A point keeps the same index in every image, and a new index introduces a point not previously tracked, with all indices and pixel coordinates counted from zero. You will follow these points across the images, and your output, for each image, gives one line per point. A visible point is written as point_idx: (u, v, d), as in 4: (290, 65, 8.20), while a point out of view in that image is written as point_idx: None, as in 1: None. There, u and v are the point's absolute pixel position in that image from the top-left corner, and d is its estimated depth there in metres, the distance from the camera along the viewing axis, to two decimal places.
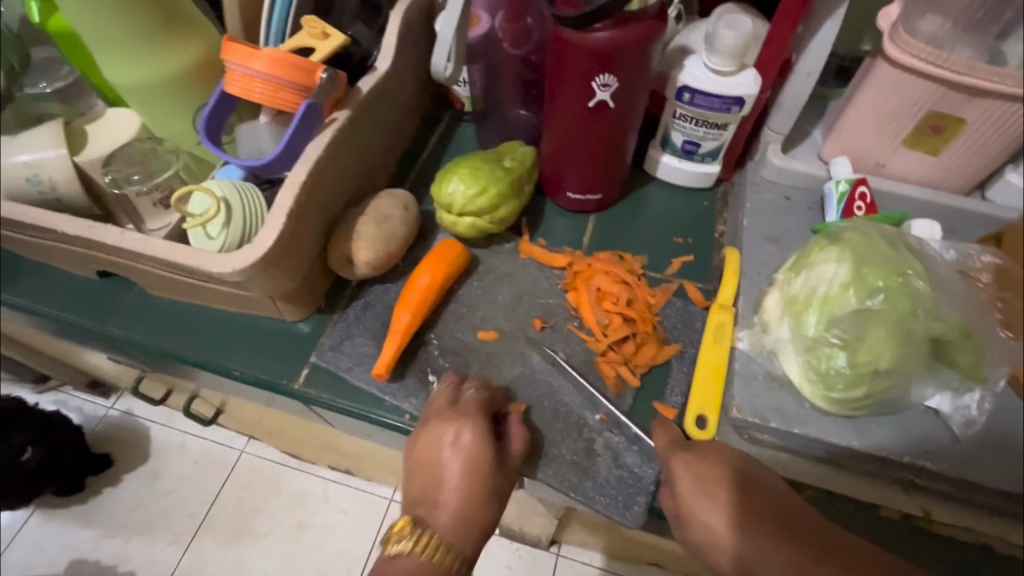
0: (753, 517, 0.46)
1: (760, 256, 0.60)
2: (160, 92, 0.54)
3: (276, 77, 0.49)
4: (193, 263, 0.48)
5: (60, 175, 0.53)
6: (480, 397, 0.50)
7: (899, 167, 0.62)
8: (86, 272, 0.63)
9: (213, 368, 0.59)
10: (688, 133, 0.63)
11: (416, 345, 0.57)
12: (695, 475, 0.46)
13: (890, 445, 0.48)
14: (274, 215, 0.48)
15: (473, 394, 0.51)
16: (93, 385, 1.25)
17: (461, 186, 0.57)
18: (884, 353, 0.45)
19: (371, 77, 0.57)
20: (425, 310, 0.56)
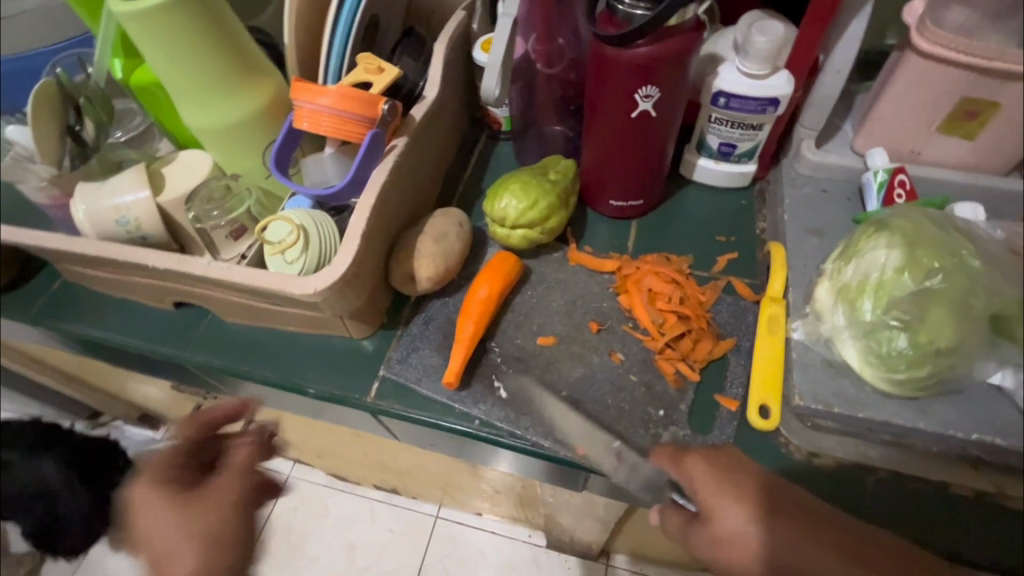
0: (769, 506, 0.49)
1: (804, 248, 0.62)
2: (234, 133, 0.58)
3: (342, 111, 0.52)
4: (275, 287, 0.52)
5: (145, 216, 0.57)
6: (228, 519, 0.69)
7: (935, 153, 0.64)
8: (164, 304, 0.68)
9: (288, 387, 0.62)
10: (725, 135, 0.65)
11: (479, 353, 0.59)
12: (709, 466, 0.51)
13: (956, 424, 0.48)
14: (348, 238, 0.52)
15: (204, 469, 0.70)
16: (143, 418, 1.28)
17: (513, 201, 0.60)
18: (945, 332, 0.46)
19: (422, 105, 0.61)
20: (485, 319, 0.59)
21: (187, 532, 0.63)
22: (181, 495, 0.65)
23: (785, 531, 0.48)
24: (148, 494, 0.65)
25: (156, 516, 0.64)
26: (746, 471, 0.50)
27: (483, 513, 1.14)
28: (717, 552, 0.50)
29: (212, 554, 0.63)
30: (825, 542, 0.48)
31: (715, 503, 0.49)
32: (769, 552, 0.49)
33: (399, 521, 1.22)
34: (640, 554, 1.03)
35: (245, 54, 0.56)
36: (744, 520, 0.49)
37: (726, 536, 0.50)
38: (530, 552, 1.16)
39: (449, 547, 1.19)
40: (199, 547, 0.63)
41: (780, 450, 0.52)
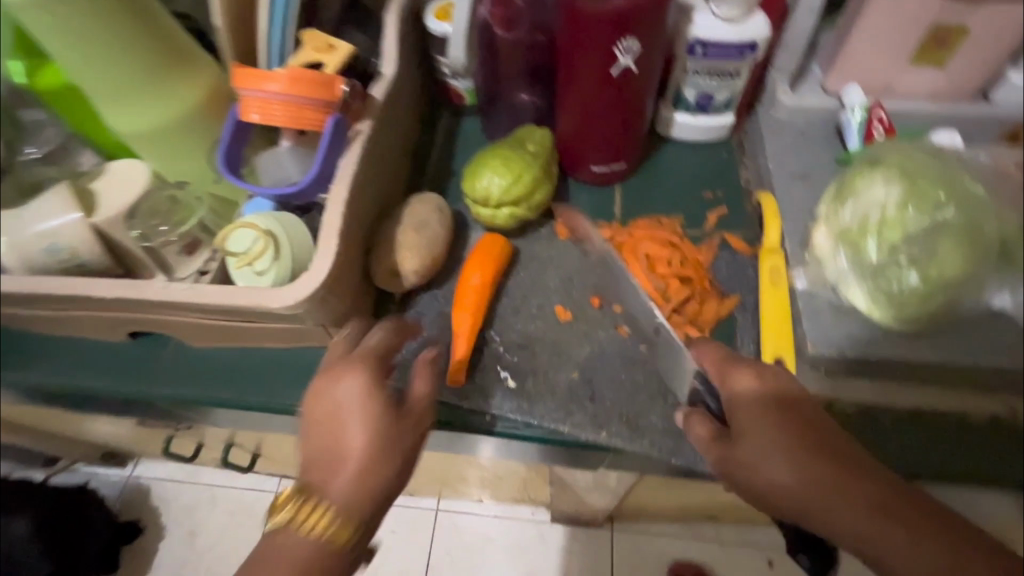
0: (799, 428, 0.42)
1: (794, 195, 0.61)
2: (174, 134, 0.52)
3: (295, 96, 0.47)
4: (248, 303, 0.46)
5: (80, 242, 0.49)
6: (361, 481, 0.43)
7: (907, 86, 0.63)
8: (117, 336, 0.60)
9: (277, 408, 0.58)
10: (702, 87, 0.63)
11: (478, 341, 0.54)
12: (754, 377, 0.45)
13: (964, 352, 0.49)
14: (325, 239, 0.47)
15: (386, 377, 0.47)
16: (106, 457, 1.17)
17: (495, 178, 0.56)
18: (954, 262, 0.45)
19: (381, 84, 0.55)
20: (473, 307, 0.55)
21: (357, 458, 0.43)
22: (381, 400, 0.44)
23: (806, 455, 0.41)
24: (349, 392, 0.44)
25: (329, 415, 0.44)
26: (793, 397, 0.44)
27: (484, 500, 1.12)
28: (732, 470, 0.43)
29: (392, 453, 0.44)
30: (860, 499, 0.39)
31: (750, 423, 0.43)
32: (799, 491, 0.40)
33: (399, 521, 1.18)
34: (648, 515, 1.03)
35: (173, 43, 0.49)
36: (770, 447, 0.41)
37: (757, 454, 0.42)
38: (536, 529, 1.15)
39: (454, 537, 1.16)
40: (369, 461, 0.43)
41: None
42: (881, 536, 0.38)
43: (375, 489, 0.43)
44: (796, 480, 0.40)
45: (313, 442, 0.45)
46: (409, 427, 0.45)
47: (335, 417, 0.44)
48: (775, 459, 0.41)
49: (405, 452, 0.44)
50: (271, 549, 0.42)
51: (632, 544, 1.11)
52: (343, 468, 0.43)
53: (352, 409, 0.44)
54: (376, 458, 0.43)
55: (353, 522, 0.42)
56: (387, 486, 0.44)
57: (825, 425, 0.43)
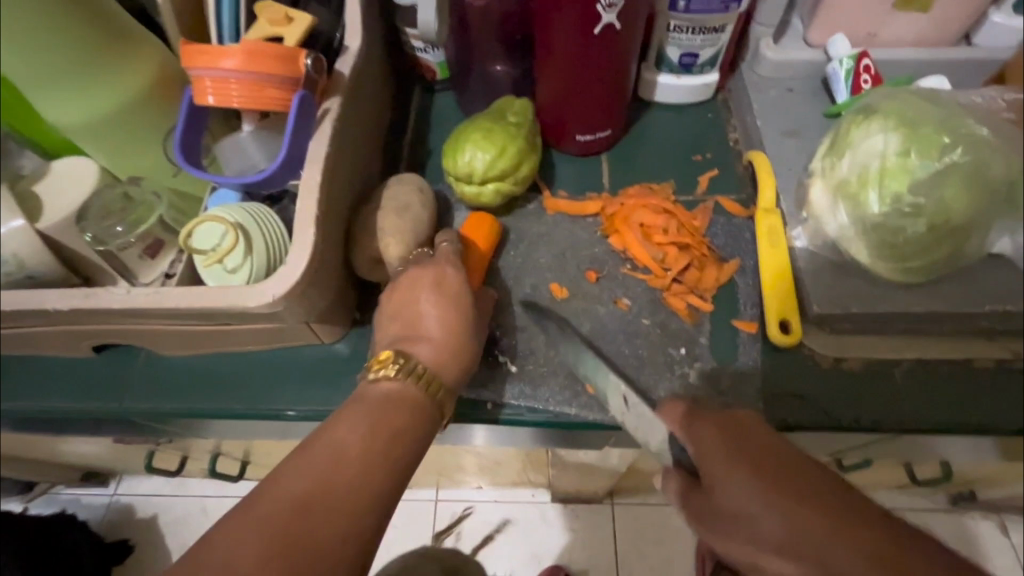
0: (778, 480, 0.37)
1: (785, 153, 0.60)
2: (122, 124, 0.47)
3: (253, 73, 0.42)
4: (221, 304, 0.42)
5: (26, 248, 0.45)
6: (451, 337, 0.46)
7: (891, 33, 0.62)
8: (81, 351, 0.56)
9: (263, 414, 0.54)
10: (685, 44, 0.60)
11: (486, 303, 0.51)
12: (716, 428, 0.40)
13: (968, 300, 0.48)
14: (300, 228, 0.43)
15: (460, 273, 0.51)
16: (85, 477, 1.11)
17: (478, 153, 0.53)
18: (959, 208, 0.44)
19: (346, 58, 0.51)
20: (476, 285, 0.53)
21: (444, 332, 0.45)
22: (461, 285, 0.48)
23: (790, 514, 0.36)
24: (434, 279, 0.47)
25: (403, 312, 0.46)
26: (765, 445, 0.39)
27: (483, 486, 1.07)
28: (720, 541, 0.38)
29: (470, 337, 0.46)
30: (868, 560, 0.34)
31: (725, 479, 0.38)
32: (795, 560, 0.35)
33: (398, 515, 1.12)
34: (648, 486, 1.02)
35: (105, 19, 0.44)
36: (751, 509, 0.37)
37: (740, 519, 0.37)
38: (538, 510, 1.11)
39: (455, 526, 1.13)
40: (457, 336, 0.45)
41: (807, 362, 0.50)
42: None
43: (461, 365, 0.45)
44: (790, 545, 0.35)
45: (403, 326, 0.46)
46: (478, 325, 0.49)
47: (407, 317, 0.46)
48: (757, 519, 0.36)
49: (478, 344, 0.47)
50: (371, 397, 0.41)
51: (634, 516, 1.10)
52: (432, 342, 0.44)
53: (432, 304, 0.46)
54: (456, 345, 0.45)
55: (443, 380, 0.43)
56: (468, 366, 0.45)
57: (808, 472, 0.38)
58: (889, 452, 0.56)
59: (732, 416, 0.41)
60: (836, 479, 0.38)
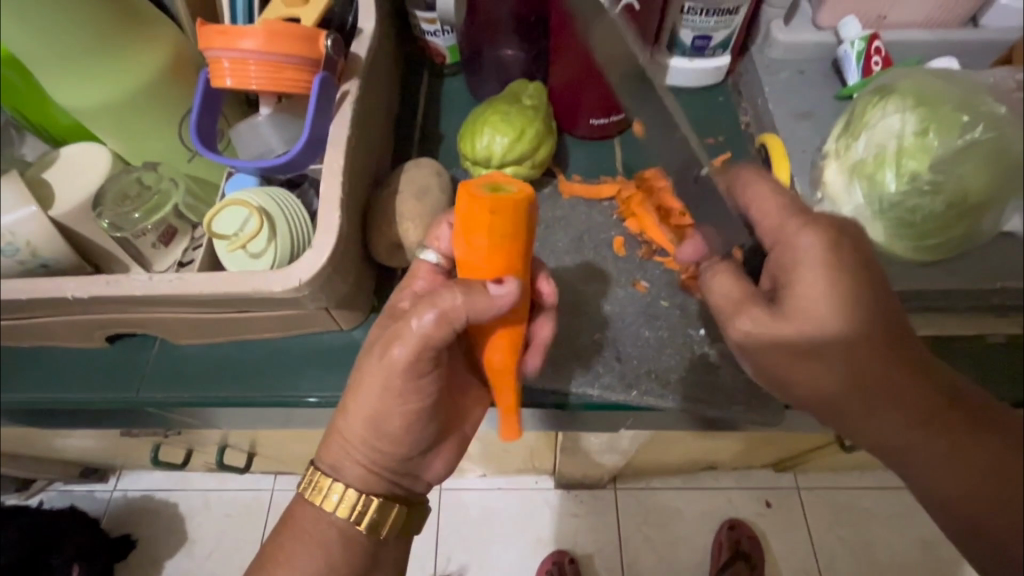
0: (867, 324, 0.38)
1: (798, 134, 0.60)
2: (138, 107, 0.46)
3: (274, 54, 0.42)
4: (246, 288, 0.42)
5: (42, 237, 0.43)
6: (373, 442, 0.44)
7: (901, 15, 0.62)
8: (94, 342, 0.55)
9: (282, 401, 0.54)
10: (699, 26, 0.60)
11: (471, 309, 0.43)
12: (827, 261, 0.38)
13: (983, 277, 0.49)
14: (325, 211, 0.42)
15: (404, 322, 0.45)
16: (85, 473, 1.10)
17: (496, 137, 0.52)
18: (981, 182, 0.44)
19: (362, 40, 0.50)
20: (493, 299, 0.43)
21: (353, 419, 0.43)
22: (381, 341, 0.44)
23: (863, 354, 0.38)
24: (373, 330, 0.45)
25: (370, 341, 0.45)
26: (868, 282, 0.39)
27: (487, 474, 1.08)
28: (768, 354, 0.41)
29: (389, 413, 0.42)
30: (891, 401, 0.38)
31: (804, 317, 0.39)
32: (835, 388, 0.39)
33: None
34: (651, 470, 1.03)
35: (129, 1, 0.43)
36: (817, 345, 0.39)
37: (801, 350, 0.39)
38: (542, 497, 1.12)
39: (458, 514, 1.13)
40: (368, 420, 0.43)
41: None
42: (921, 444, 0.38)
43: (375, 445, 0.44)
44: (833, 378, 0.39)
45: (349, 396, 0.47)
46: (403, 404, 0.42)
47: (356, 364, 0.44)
48: (825, 353, 0.39)
49: (403, 422, 0.43)
50: (302, 517, 0.46)
51: (637, 500, 1.12)
52: (343, 432, 0.44)
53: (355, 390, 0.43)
54: (375, 427, 0.43)
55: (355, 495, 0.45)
56: (389, 443, 0.44)
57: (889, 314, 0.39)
58: None
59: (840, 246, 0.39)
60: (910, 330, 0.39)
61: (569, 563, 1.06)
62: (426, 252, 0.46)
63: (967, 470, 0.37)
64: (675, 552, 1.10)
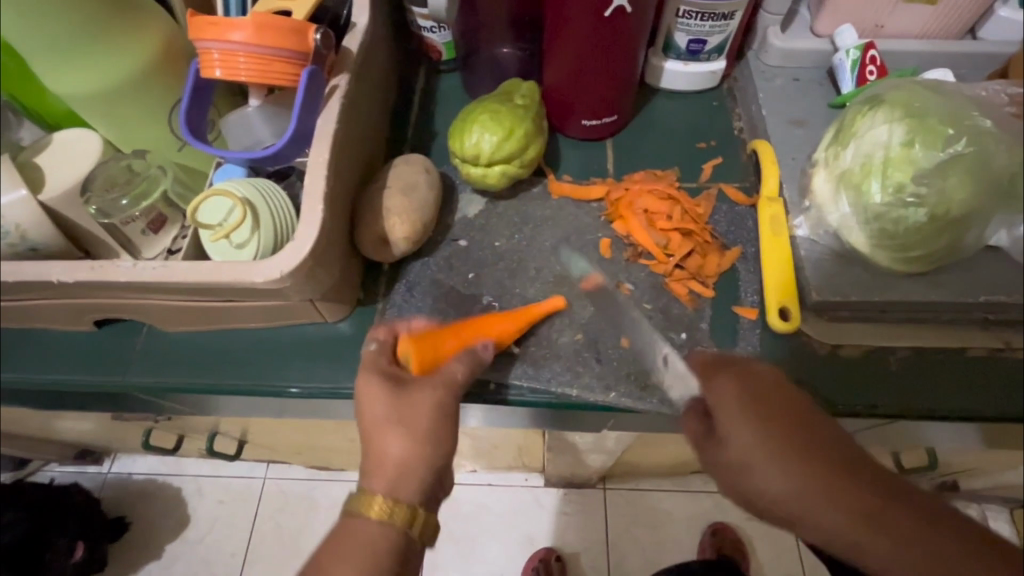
0: (800, 452, 0.41)
1: (790, 142, 0.60)
2: (127, 94, 0.46)
3: (262, 46, 0.42)
4: (228, 278, 0.42)
5: (30, 220, 0.44)
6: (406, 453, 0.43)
7: (898, 25, 0.62)
8: (82, 325, 0.55)
9: (265, 391, 0.54)
10: (694, 30, 0.60)
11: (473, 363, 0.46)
12: (749, 398, 0.43)
13: (965, 291, 0.49)
14: (309, 204, 0.43)
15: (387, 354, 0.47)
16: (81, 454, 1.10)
17: (485, 135, 0.53)
18: (960, 197, 0.45)
19: (354, 36, 0.50)
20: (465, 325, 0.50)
21: (389, 438, 0.43)
22: (392, 386, 0.44)
23: (808, 479, 0.41)
24: (364, 384, 0.45)
25: (362, 397, 0.44)
26: (793, 413, 0.43)
27: (476, 470, 1.08)
28: (726, 477, 0.44)
29: (424, 428, 0.43)
30: (846, 505, 0.41)
31: (745, 454, 0.42)
32: (800, 499, 0.41)
33: None
34: (640, 471, 1.04)
35: None
36: (763, 471, 0.42)
37: (747, 475, 0.42)
38: (531, 495, 1.13)
39: (447, 508, 1.14)
40: (406, 432, 0.43)
41: (806, 349, 0.51)
42: (870, 542, 0.42)
43: (417, 459, 0.43)
44: (797, 489, 0.41)
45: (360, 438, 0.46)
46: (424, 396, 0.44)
47: (368, 401, 0.44)
48: (773, 484, 0.42)
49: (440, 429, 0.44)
50: (347, 530, 0.43)
51: (625, 501, 1.12)
52: (379, 457, 0.43)
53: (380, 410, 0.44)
54: (415, 434, 0.43)
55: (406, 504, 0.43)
56: (429, 455, 0.43)
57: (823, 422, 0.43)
58: (879, 437, 0.58)
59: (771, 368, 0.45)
60: (840, 446, 0.43)
61: (555, 560, 1.07)
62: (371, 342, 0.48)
63: (913, 556, 0.42)
64: (662, 554, 1.10)
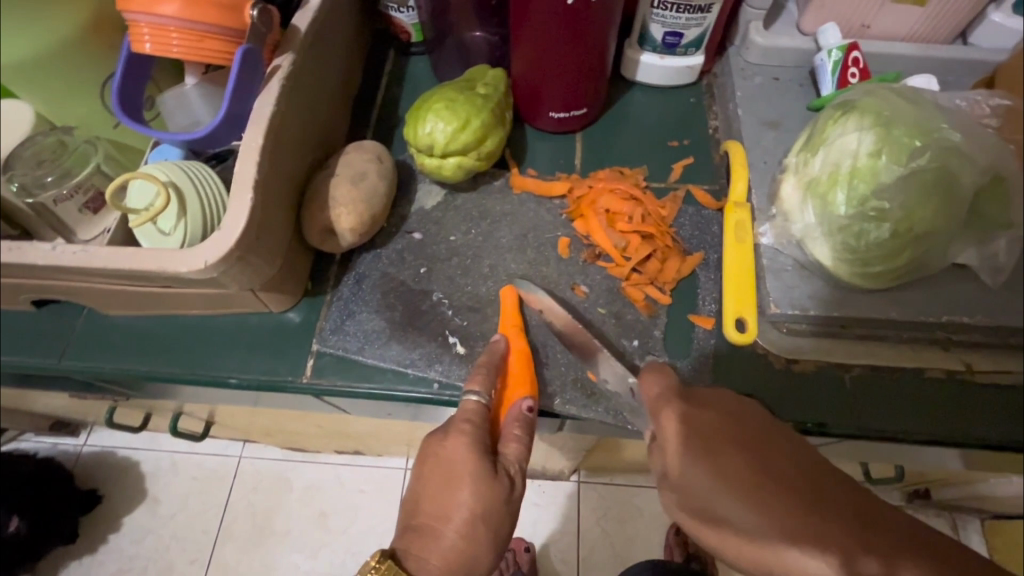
0: (751, 476, 0.40)
1: (763, 145, 0.58)
2: (55, 66, 0.44)
3: (194, 22, 0.39)
4: (150, 265, 0.40)
5: None
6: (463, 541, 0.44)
7: (884, 26, 0.59)
8: (21, 305, 0.54)
9: (205, 380, 0.53)
10: (669, 23, 0.57)
11: (528, 427, 0.47)
12: (685, 427, 0.43)
13: (926, 310, 0.48)
14: (237, 190, 0.40)
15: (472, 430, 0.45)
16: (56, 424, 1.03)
17: (439, 124, 0.50)
18: (922, 214, 0.44)
19: (304, 13, 0.48)
20: (494, 397, 0.48)
21: (456, 525, 0.44)
22: (486, 469, 0.45)
23: (768, 505, 0.39)
24: (458, 452, 0.45)
25: (441, 472, 0.45)
26: (736, 434, 0.42)
27: None
28: (690, 523, 0.41)
29: (494, 518, 0.45)
30: (818, 536, 0.37)
31: (692, 495, 0.41)
32: (770, 540, 0.38)
33: (370, 481, 1.04)
34: (612, 467, 1.03)
35: None
36: (714, 501, 0.40)
37: (703, 514, 0.40)
38: None
39: None
40: (473, 526, 0.45)
41: (761, 362, 0.49)
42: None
43: (469, 561, 0.45)
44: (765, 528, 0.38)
45: (413, 507, 0.47)
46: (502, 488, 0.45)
47: (452, 470, 0.45)
48: (734, 520, 0.39)
49: (497, 534, 0.45)
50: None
51: (597, 496, 1.11)
52: (436, 537, 0.45)
53: (462, 481, 0.44)
54: (481, 530, 0.45)
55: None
56: (479, 559, 0.45)
57: (784, 449, 0.41)
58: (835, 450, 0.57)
59: (718, 399, 0.44)
60: (795, 463, 0.41)
61: (523, 551, 1.05)
62: (471, 394, 0.46)
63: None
64: (631, 550, 1.09)
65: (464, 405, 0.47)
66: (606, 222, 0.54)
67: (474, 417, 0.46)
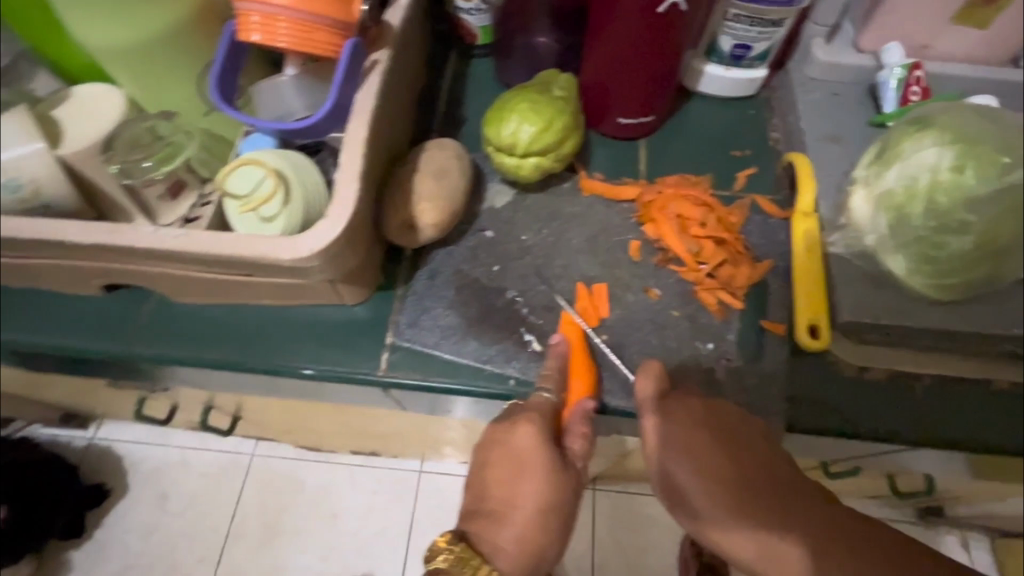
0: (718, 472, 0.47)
1: (825, 157, 0.59)
2: (158, 52, 0.45)
3: (307, 13, 0.40)
4: (255, 251, 0.40)
5: (47, 176, 0.42)
6: (535, 530, 0.45)
7: (943, 47, 0.61)
8: (89, 288, 0.53)
9: (273, 370, 0.53)
10: (740, 35, 0.59)
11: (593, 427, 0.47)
12: (678, 431, 0.47)
13: (995, 322, 0.49)
14: (343, 180, 0.41)
15: (539, 422, 0.45)
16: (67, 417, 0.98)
17: (523, 125, 0.51)
18: (1002, 229, 0.46)
19: (396, 10, 0.48)
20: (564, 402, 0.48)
21: (526, 513, 0.45)
22: (554, 459, 0.45)
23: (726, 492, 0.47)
24: (525, 443, 0.45)
25: (510, 460, 0.46)
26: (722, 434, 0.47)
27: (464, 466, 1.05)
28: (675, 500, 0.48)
29: (558, 503, 0.46)
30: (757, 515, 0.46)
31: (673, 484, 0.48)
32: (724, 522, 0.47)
33: (384, 482, 1.00)
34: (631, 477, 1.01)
35: None
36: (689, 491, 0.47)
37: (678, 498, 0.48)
38: None
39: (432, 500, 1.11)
40: (541, 515, 0.45)
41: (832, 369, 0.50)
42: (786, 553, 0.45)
43: (540, 550, 0.45)
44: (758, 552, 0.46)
45: (480, 493, 0.48)
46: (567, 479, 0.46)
47: (519, 459, 0.46)
48: (698, 502, 0.47)
49: (565, 523, 0.46)
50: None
51: None
52: (507, 524, 0.45)
53: (529, 466, 0.45)
54: (547, 522, 0.45)
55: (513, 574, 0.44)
56: (547, 546, 0.45)
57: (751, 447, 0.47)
58: (889, 459, 0.58)
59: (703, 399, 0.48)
60: (760, 454, 0.47)
61: None
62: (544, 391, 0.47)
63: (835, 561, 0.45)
64: None
65: (535, 398, 0.47)
66: (679, 226, 0.54)
67: (543, 412, 0.46)
